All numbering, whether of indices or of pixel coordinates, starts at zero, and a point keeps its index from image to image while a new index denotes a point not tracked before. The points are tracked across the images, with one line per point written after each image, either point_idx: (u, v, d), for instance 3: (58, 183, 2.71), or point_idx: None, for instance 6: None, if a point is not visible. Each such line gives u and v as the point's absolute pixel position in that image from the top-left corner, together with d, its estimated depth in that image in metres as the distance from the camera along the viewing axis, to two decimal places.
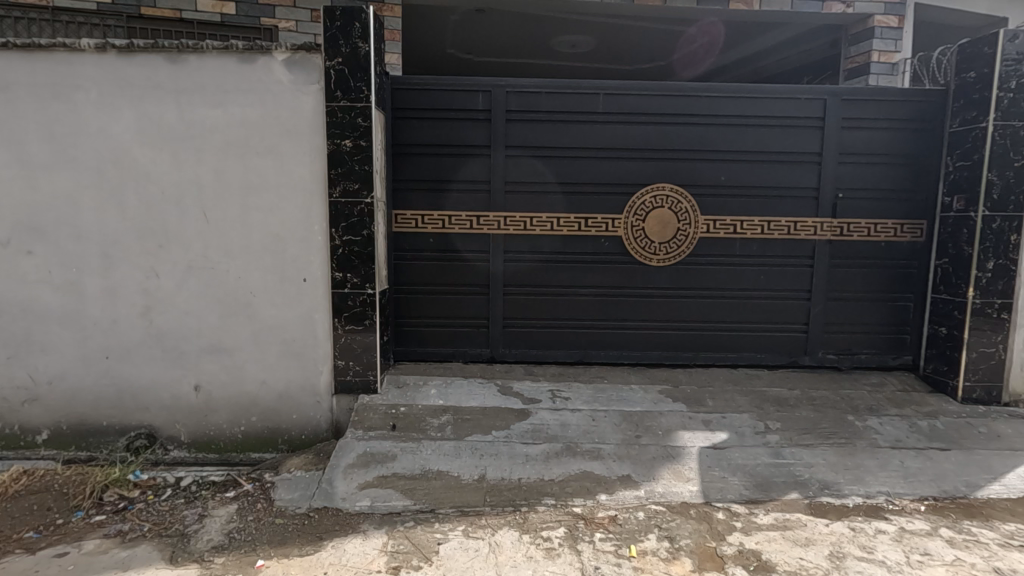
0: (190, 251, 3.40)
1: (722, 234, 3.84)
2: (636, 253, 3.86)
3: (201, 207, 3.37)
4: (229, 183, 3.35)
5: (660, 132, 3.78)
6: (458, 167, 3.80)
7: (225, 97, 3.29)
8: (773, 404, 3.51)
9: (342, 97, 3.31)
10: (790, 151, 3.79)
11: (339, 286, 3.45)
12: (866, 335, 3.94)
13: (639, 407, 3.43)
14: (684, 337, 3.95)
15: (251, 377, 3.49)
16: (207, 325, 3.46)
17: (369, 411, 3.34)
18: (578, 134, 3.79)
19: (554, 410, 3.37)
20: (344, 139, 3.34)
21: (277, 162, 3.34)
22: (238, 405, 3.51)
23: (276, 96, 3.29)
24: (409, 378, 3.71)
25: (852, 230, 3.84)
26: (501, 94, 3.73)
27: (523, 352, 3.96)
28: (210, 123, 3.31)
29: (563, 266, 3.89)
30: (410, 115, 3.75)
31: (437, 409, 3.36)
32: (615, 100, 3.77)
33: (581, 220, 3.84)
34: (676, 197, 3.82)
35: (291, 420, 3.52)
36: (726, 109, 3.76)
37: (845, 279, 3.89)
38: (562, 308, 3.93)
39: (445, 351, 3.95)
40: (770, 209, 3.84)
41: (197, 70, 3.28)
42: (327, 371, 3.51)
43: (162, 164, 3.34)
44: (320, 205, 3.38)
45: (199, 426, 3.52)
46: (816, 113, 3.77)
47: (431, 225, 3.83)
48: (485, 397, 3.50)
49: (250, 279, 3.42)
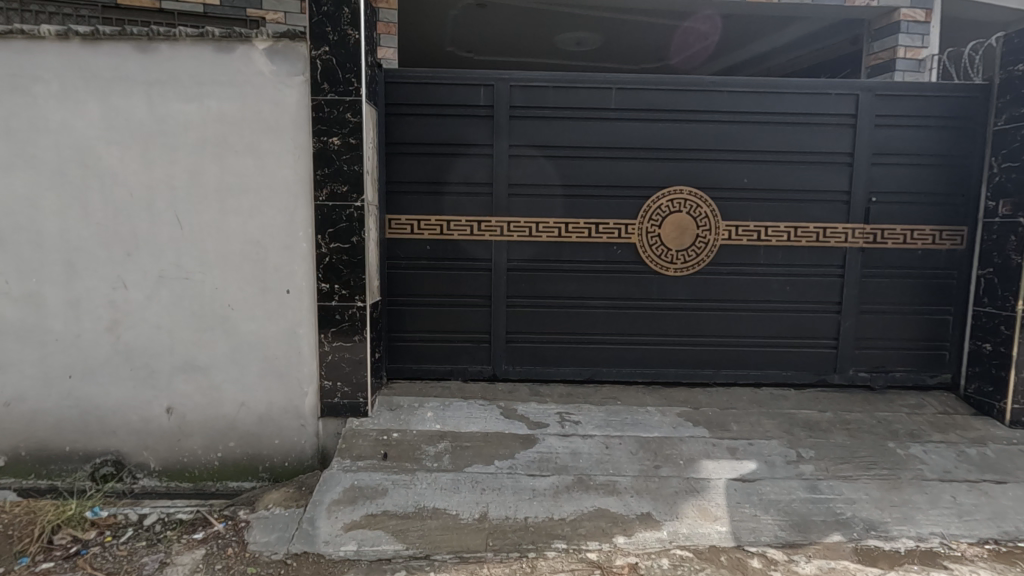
0: (163, 259, 3.09)
1: (745, 241, 3.53)
2: (651, 261, 3.54)
3: (175, 211, 3.06)
4: (206, 185, 3.04)
5: (677, 130, 3.47)
6: (457, 168, 3.49)
7: (200, 90, 2.98)
8: (803, 429, 3.19)
9: (330, 90, 3.00)
10: (819, 151, 3.49)
11: (327, 298, 3.13)
12: (901, 351, 3.63)
13: (656, 433, 3.10)
14: (703, 353, 3.63)
15: (229, 399, 3.17)
16: (182, 341, 3.14)
17: (358, 437, 3.01)
18: (588, 132, 3.48)
19: (563, 437, 3.04)
20: (331, 137, 3.02)
21: (257, 162, 3.03)
22: (215, 429, 3.19)
23: (256, 89, 2.98)
24: (403, 399, 3.38)
25: (886, 237, 3.53)
26: (505, 89, 3.43)
27: (528, 369, 3.64)
28: (184, 119, 3.00)
29: (572, 275, 3.57)
30: (406, 111, 3.45)
31: (434, 435, 3.03)
32: (629, 96, 3.46)
33: (592, 226, 3.52)
34: (695, 201, 3.50)
35: (273, 445, 3.20)
36: (748, 105, 3.45)
37: (878, 290, 3.57)
38: (570, 322, 3.61)
39: (443, 368, 3.63)
40: (797, 214, 3.53)
41: (170, 60, 2.97)
42: (313, 393, 3.18)
43: (131, 164, 3.03)
44: (304, 209, 3.06)
45: (172, 452, 3.20)
46: (848, 110, 3.45)
47: (428, 231, 3.52)
48: (486, 421, 3.18)
49: (228, 291, 3.11)
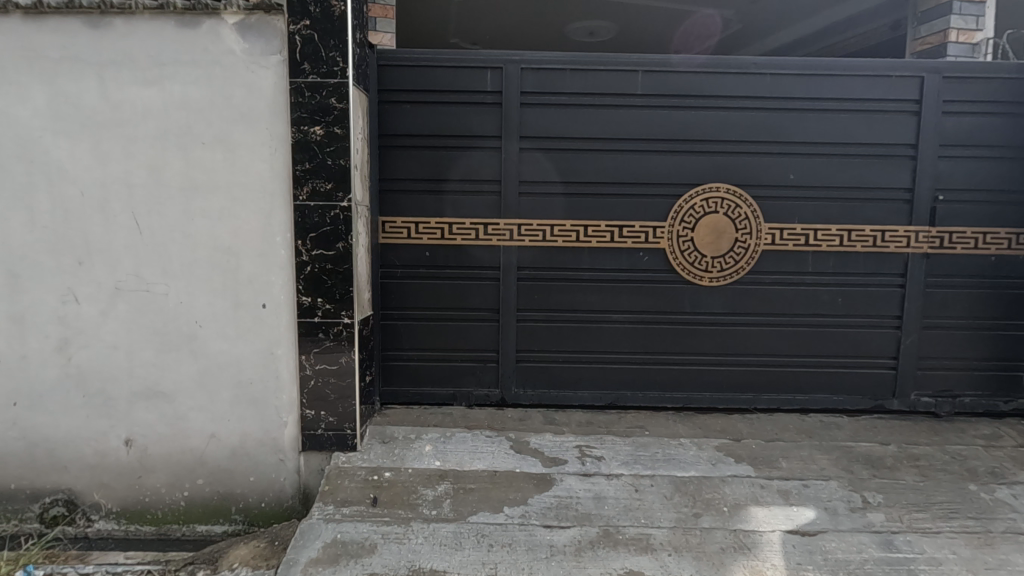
0: (120, 269, 2.66)
1: (791, 247, 3.07)
2: (682, 270, 3.10)
3: (133, 213, 2.64)
4: (168, 183, 2.61)
5: (712, 118, 3.02)
6: (460, 164, 3.05)
7: (162, 72, 2.56)
8: (865, 466, 2.72)
9: (311, 71, 2.56)
10: (876, 143, 3.02)
11: (308, 314, 2.68)
12: (970, 373, 3.15)
13: (694, 472, 2.64)
14: (742, 375, 3.18)
15: (197, 429, 2.74)
16: (142, 363, 2.71)
17: (344, 478, 2.57)
18: (610, 122, 3.03)
19: (584, 478, 2.58)
20: (313, 126, 2.59)
21: (227, 156, 2.60)
22: (182, 464, 2.76)
23: (226, 71, 2.56)
24: (399, 429, 2.94)
25: (955, 241, 3.06)
26: (516, 73, 2.99)
27: (541, 393, 3.20)
28: (143, 105, 2.58)
29: (590, 286, 3.13)
30: (402, 99, 3.02)
31: (433, 476, 2.58)
32: (657, 79, 3.01)
33: (615, 229, 3.08)
34: (733, 201, 3.05)
35: (248, 483, 2.77)
36: (796, 89, 3.00)
37: (944, 302, 3.10)
38: (589, 339, 3.17)
39: (445, 391, 3.20)
40: (852, 215, 3.06)
41: (126, 37, 2.55)
42: (293, 424, 2.75)
43: (82, 157, 2.60)
44: (282, 210, 2.63)
45: (131, 490, 2.77)
46: (911, 94, 2.99)
47: (427, 236, 3.09)
48: (494, 456, 2.73)
49: (195, 305, 2.68)
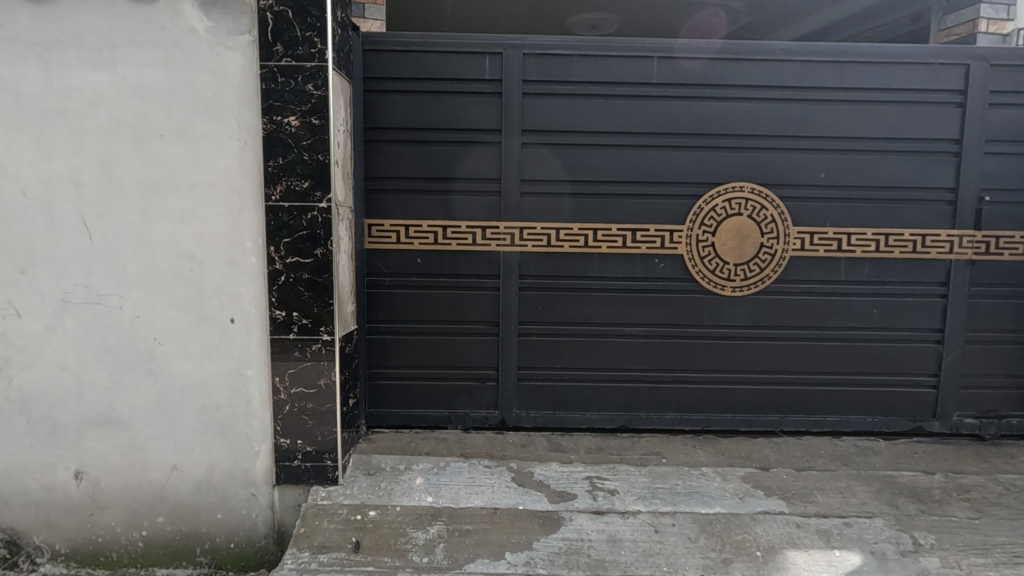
0: (67, 278, 2.34)
1: (822, 253, 2.78)
2: (702, 279, 2.79)
3: (81, 215, 2.31)
4: (121, 180, 2.29)
5: (735, 110, 2.72)
6: (456, 160, 2.74)
7: (114, 54, 2.24)
8: (912, 499, 2.41)
9: (284, 53, 2.25)
10: (915, 138, 2.73)
11: (282, 330, 2.37)
12: (1017, 392, 2.86)
13: (720, 508, 2.32)
14: (767, 395, 2.88)
15: (156, 460, 2.42)
16: (93, 386, 2.39)
17: (322, 517, 2.24)
18: (621, 114, 2.73)
19: (596, 516, 2.26)
20: (287, 116, 2.28)
21: (189, 150, 2.28)
22: (139, 500, 2.44)
23: (187, 54, 2.24)
24: (387, 457, 2.63)
25: (1002, 246, 2.76)
26: (517, 59, 2.68)
27: (545, 415, 2.89)
28: (92, 91, 2.25)
29: (599, 296, 2.83)
30: (391, 88, 2.71)
31: (424, 515, 2.26)
32: (675, 67, 2.70)
33: (626, 233, 2.77)
34: (759, 202, 2.75)
35: (215, 520, 2.45)
36: (826, 78, 2.70)
37: (990, 314, 2.81)
38: (598, 356, 2.86)
39: (438, 413, 2.89)
40: (890, 217, 2.77)
41: (73, 14, 2.23)
42: (266, 454, 2.43)
43: (21, 151, 2.27)
44: (251, 212, 2.32)
45: (83, 529, 2.45)
46: (954, 83, 2.70)
47: (418, 240, 2.77)
48: (493, 490, 2.41)
49: (153, 319, 2.36)
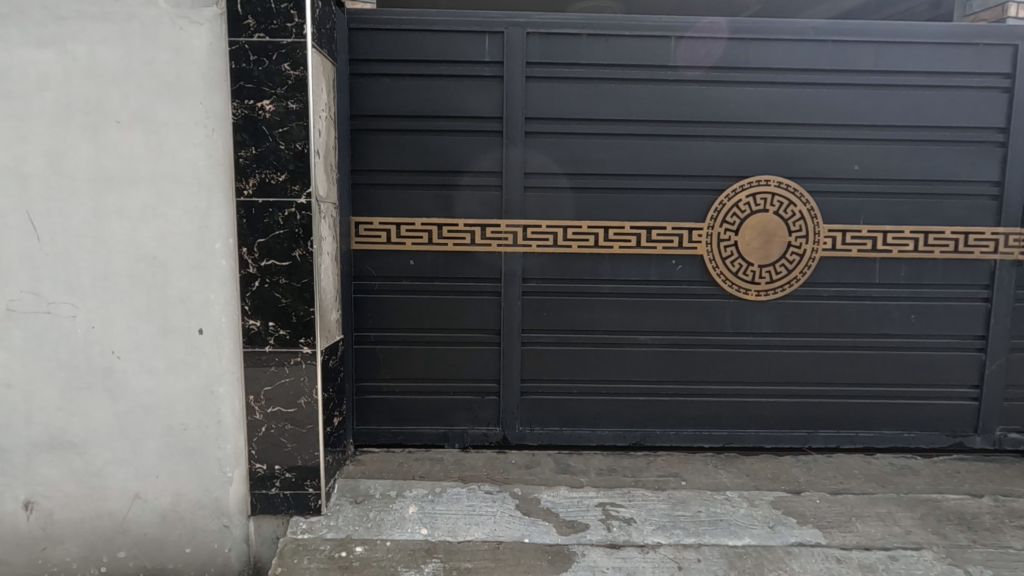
0: (11, 285, 2.06)
1: (855, 253, 2.52)
2: (723, 283, 2.54)
3: (27, 212, 2.03)
4: (71, 173, 2.02)
5: (760, 95, 2.47)
6: (451, 151, 2.48)
7: (62, 28, 1.97)
8: (963, 527, 2.14)
9: (257, 28, 1.98)
10: (958, 126, 2.49)
11: (257, 342, 2.10)
12: None
13: (750, 540, 2.05)
14: (793, 409, 2.64)
15: (116, 488, 2.15)
16: (43, 406, 2.11)
17: (302, 555, 1.98)
18: (634, 99, 2.47)
19: (611, 551, 1.99)
20: (261, 99, 2.01)
21: (149, 139, 2.01)
22: (98, 533, 2.17)
23: (146, 29, 1.97)
24: (378, 481, 2.37)
25: None
26: (520, 39, 2.42)
27: (551, 432, 2.64)
28: (37, 72, 1.97)
29: (610, 300, 2.57)
30: (380, 71, 2.44)
31: (416, 551, 1.98)
32: (694, 47, 2.45)
33: (640, 232, 2.52)
34: (786, 197, 2.50)
35: (183, 555, 2.19)
36: (861, 59, 2.45)
37: None
38: (609, 367, 2.61)
39: (434, 431, 2.63)
40: (929, 213, 2.52)
41: None
42: (239, 481, 2.17)
43: None
44: (221, 210, 2.05)
45: (35, 566, 2.18)
46: (1001, 66, 2.46)
47: (411, 240, 2.51)
48: (496, 521, 2.14)
49: (111, 330, 2.09)
